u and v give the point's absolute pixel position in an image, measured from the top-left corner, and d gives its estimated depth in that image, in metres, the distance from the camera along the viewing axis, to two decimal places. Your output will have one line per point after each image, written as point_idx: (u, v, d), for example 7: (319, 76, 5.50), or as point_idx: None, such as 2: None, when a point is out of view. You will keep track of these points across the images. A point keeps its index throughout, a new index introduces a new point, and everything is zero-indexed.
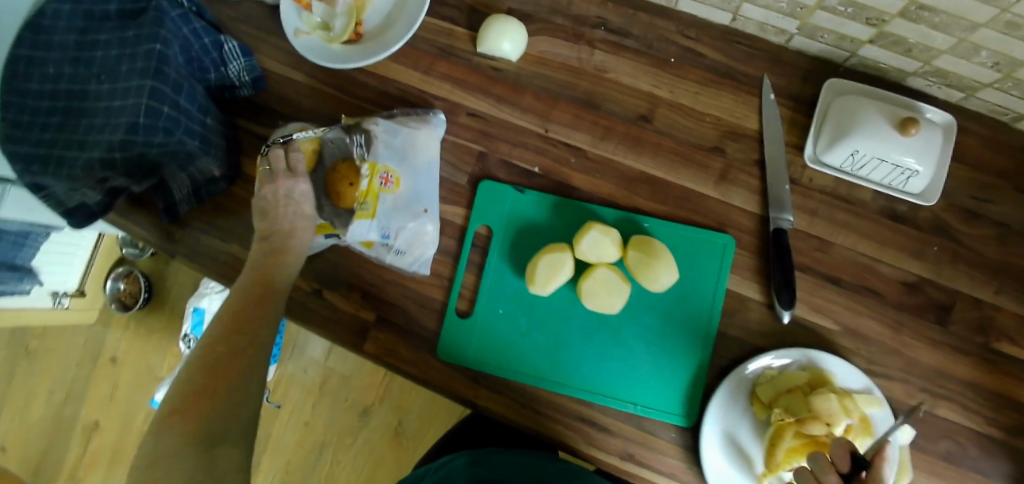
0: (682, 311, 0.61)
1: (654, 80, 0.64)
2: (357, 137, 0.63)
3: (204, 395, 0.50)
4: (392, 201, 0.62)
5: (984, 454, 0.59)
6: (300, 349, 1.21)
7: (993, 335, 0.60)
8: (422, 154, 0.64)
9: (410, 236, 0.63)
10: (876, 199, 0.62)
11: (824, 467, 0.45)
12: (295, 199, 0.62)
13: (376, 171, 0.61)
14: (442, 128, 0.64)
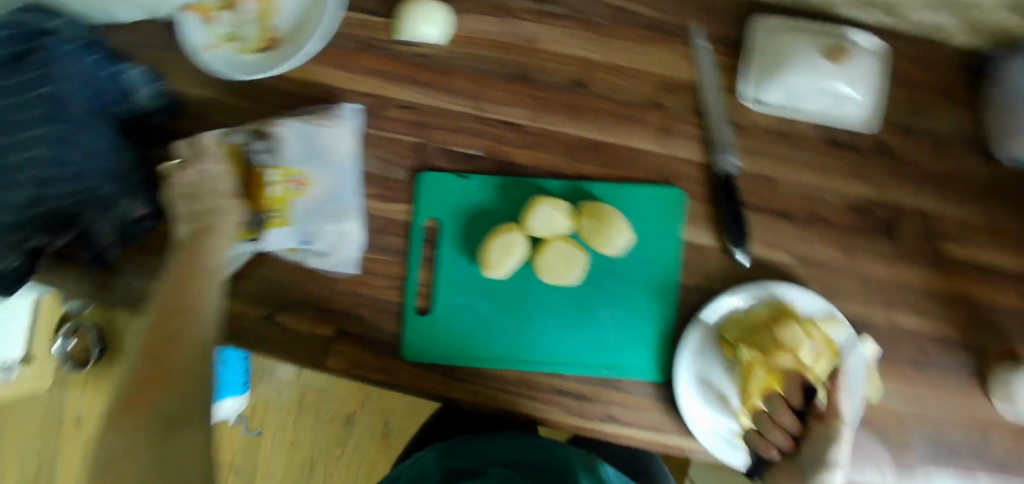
0: (640, 270, 0.61)
1: (587, 43, 0.62)
2: (262, 141, 0.63)
3: (147, 383, 0.41)
4: (305, 205, 0.65)
5: (945, 351, 0.64)
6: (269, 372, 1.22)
7: (940, 240, 0.63)
8: (332, 152, 0.63)
9: (329, 238, 0.63)
10: (819, 130, 0.62)
11: (778, 406, 0.55)
12: (215, 180, 0.55)
13: (287, 176, 0.64)
14: (353, 119, 0.63)
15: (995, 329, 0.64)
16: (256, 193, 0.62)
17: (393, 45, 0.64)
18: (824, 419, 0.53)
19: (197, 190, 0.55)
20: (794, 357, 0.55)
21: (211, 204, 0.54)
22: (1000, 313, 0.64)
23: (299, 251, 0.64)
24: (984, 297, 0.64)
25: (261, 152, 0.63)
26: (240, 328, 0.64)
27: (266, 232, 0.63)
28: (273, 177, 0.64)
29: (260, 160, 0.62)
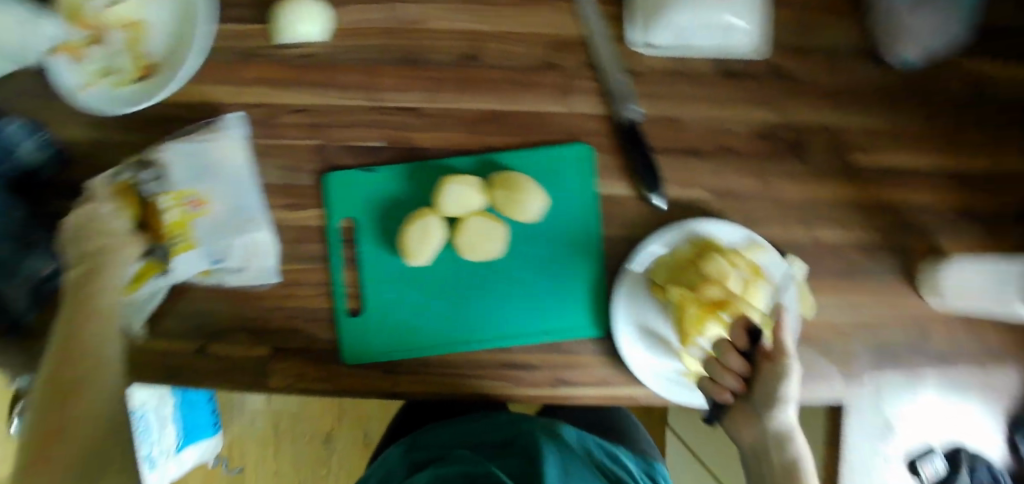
0: (563, 231, 0.62)
1: (470, 15, 0.61)
2: (148, 170, 0.60)
3: (43, 443, 0.44)
4: (207, 224, 0.62)
5: (872, 259, 0.64)
6: (236, 405, 1.20)
7: (847, 151, 0.64)
8: (225, 166, 0.62)
9: (241, 250, 0.61)
10: (712, 63, 0.62)
11: (724, 349, 0.54)
12: (105, 221, 0.54)
13: (180, 199, 0.61)
14: (239, 129, 0.62)
15: (918, 230, 0.65)
16: (151, 222, 0.59)
17: (276, 49, 0.62)
18: (772, 358, 0.53)
19: (85, 230, 0.53)
20: (721, 287, 0.57)
21: (102, 242, 0.53)
22: (920, 213, 0.65)
23: (214, 271, 0.62)
24: (901, 201, 0.65)
25: (149, 181, 0.60)
26: (175, 366, 0.62)
27: (172, 261, 0.60)
28: (164, 204, 0.60)
29: (150, 190, 0.60)
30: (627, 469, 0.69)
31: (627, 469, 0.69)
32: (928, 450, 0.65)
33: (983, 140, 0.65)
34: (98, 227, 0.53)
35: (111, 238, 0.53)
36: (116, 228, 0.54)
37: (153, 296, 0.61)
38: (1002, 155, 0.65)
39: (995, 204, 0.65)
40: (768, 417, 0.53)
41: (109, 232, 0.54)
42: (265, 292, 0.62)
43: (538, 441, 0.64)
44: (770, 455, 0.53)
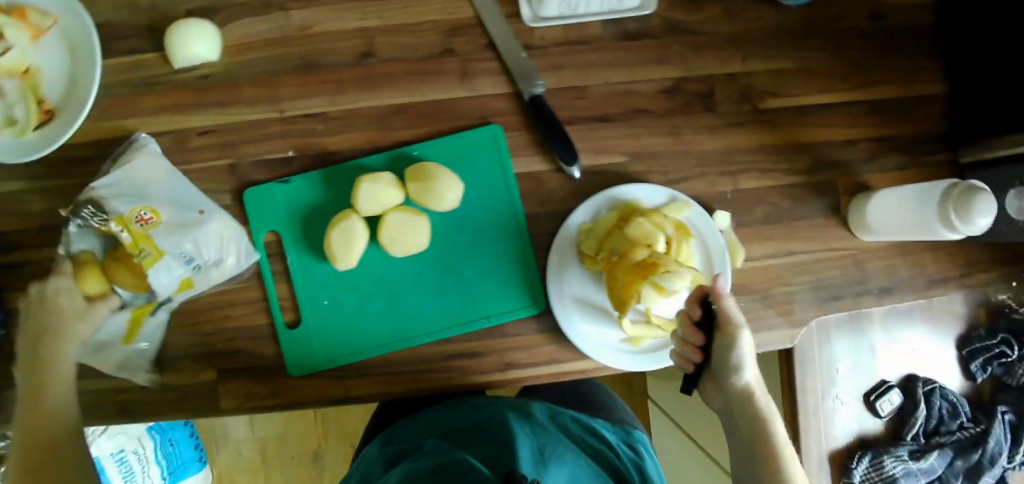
0: (488, 214, 0.61)
1: (359, 13, 0.61)
2: (86, 213, 0.57)
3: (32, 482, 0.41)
4: (167, 231, 0.58)
5: (799, 201, 0.64)
6: (222, 435, 1.20)
7: (757, 97, 0.64)
8: (155, 176, 0.59)
9: (213, 238, 0.59)
10: (606, 27, 0.62)
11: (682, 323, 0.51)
12: (55, 295, 0.51)
13: (127, 221, 0.56)
14: (152, 143, 0.60)
15: (839, 166, 0.65)
16: (117, 265, 0.57)
17: (174, 74, 0.61)
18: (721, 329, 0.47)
19: (38, 310, 0.51)
20: (648, 248, 0.55)
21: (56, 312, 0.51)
22: (839, 148, 0.65)
23: (195, 274, 0.59)
24: (818, 139, 0.65)
25: (97, 223, 0.57)
26: (128, 402, 0.62)
27: (149, 277, 0.57)
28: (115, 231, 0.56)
29: (99, 227, 0.57)
30: (604, 440, 0.65)
31: (605, 440, 0.65)
32: (886, 385, 0.65)
33: (890, 68, 0.66)
34: (52, 309, 0.51)
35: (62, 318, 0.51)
36: (70, 305, 0.52)
37: (154, 332, 0.61)
38: (908, 81, 0.66)
39: (908, 129, 0.66)
40: (729, 385, 0.49)
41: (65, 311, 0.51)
42: (201, 316, 0.61)
43: (507, 421, 0.59)
44: (737, 424, 0.49)
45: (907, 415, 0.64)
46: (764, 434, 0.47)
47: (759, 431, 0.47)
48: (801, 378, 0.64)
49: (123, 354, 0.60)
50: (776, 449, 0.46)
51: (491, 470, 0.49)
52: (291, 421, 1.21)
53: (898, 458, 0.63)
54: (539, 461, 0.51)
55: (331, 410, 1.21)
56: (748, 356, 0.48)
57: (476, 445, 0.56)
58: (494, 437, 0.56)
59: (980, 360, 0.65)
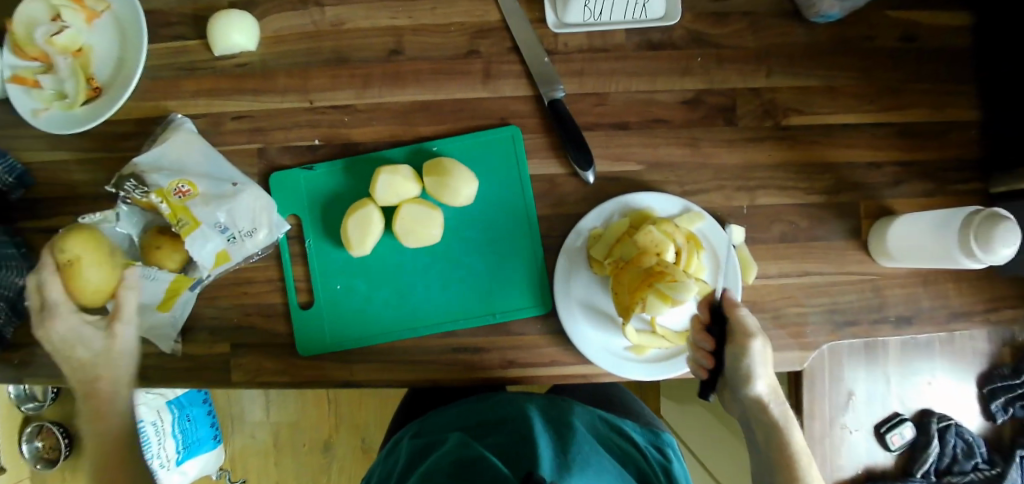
0: (501, 212, 0.62)
1: (390, 11, 0.63)
2: (128, 184, 0.59)
3: None
4: (203, 202, 0.59)
5: (819, 222, 0.63)
6: (238, 417, 1.23)
7: (780, 114, 0.63)
8: (195, 153, 0.61)
9: (249, 209, 0.60)
10: (630, 37, 0.63)
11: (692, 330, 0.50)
12: (69, 342, 0.51)
13: (166, 193, 0.58)
14: (190, 122, 0.63)
15: (864, 188, 0.63)
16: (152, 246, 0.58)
17: (214, 61, 0.65)
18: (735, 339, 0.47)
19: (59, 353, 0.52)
20: (658, 257, 0.54)
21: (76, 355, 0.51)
22: (865, 171, 0.63)
23: (231, 247, 0.60)
24: (843, 159, 0.63)
25: (137, 196, 0.58)
26: (147, 367, 0.65)
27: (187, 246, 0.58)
28: (155, 203, 0.58)
29: (137, 198, 0.59)
30: (631, 441, 0.65)
31: (633, 442, 0.66)
32: (899, 418, 0.63)
33: (922, 93, 0.64)
34: (76, 363, 0.51)
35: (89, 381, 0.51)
36: (89, 352, 0.52)
37: (190, 303, 0.63)
38: (940, 106, 0.64)
39: (938, 156, 0.64)
40: (742, 393, 0.48)
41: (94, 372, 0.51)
42: (219, 292, 0.64)
43: (529, 423, 0.61)
44: (753, 433, 0.48)
45: (919, 450, 0.62)
46: (778, 440, 0.46)
47: (775, 438, 0.46)
48: (810, 403, 0.62)
49: (157, 322, 0.62)
50: (795, 454, 0.46)
51: (511, 472, 0.50)
52: (304, 410, 1.23)
53: None
54: (560, 465, 0.52)
55: (343, 404, 1.22)
56: (762, 365, 0.47)
57: (498, 443, 0.57)
58: (516, 438, 0.57)
59: (1001, 399, 0.63)
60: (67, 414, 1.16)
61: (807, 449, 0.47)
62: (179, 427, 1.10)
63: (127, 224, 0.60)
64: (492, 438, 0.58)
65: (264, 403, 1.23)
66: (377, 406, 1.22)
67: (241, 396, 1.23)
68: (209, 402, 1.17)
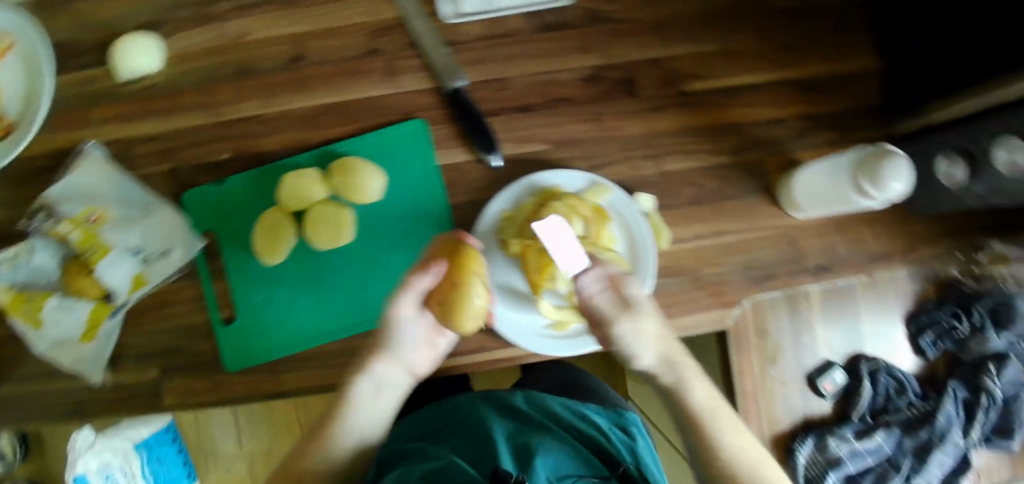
0: (413, 205, 0.63)
1: (288, 20, 0.63)
2: (40, 216, 0.60)
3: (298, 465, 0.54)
4: (116, 227, 0.60)
5: (727, 182, 0.64)
6: (211, 451, 1.22)
7: (681, 81, 0.64)
8: (100, 178, 0.62)
9: (159, 231, 0.61)
10: (527, 20, 0.63)
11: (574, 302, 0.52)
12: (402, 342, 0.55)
13: (77, 221, 0.59)
14: (100, 148, 0.63)
15: (770, 144, 0.64)
16: (73, 277, 0.60)
17: (119, 87, 0.64)
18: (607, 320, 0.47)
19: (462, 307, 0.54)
20: None
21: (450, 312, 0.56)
22: (771, 127, 0.64)
23: (146, 269, 0.62)
24: (746, 118, 0.64)
25: (47, 226, 0.60)
26: (81, 399, 0.65)
27: (100, 272, 0.58)
28: (65, 230, 0.59)
29: (49, 229, 0.60)
30: (595, 425, 0.68)
31: (596, 425, 0.69)
32: (829, 364, 0.63)
33: (821, 46, 0.65)
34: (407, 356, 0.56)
35: (396, 357, 0.55)
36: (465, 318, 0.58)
37: (114, 330, 0.64)
38: (840, 57, 0.65)
39: (843, 105, 0.64)
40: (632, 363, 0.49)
41: (407, 350, 0.55)
42: (142, 316, 0.64)
43: (493, 422, 0.65)
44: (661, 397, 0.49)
45: (852, 395, 0.63)
46: (678, 406, 0.46)
47: (675, 404, 0.46)
48: (737, 362, 0.64)
49: (83, 351, 0.63)
50: (703, 412, 0.45)
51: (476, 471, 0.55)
52: (276, 437, 1.22)
53: (843, 439, 0.62)
54: (522, 459, 0.56)
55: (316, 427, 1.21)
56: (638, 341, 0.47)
57: (467, 444, 0.62)
58: (479, 439, 0.61)
59: (929, 335, 0.63)
60: (43, 469, 1.14)
61: (711, 398, 0.46)
62: (151, 468, 1.10)
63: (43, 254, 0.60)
64: (460, 442, 0.62)
65: (236, 435, 1.22)
66: None
67: (212, 429, 1.21)
68: (178, 440, 1.15)
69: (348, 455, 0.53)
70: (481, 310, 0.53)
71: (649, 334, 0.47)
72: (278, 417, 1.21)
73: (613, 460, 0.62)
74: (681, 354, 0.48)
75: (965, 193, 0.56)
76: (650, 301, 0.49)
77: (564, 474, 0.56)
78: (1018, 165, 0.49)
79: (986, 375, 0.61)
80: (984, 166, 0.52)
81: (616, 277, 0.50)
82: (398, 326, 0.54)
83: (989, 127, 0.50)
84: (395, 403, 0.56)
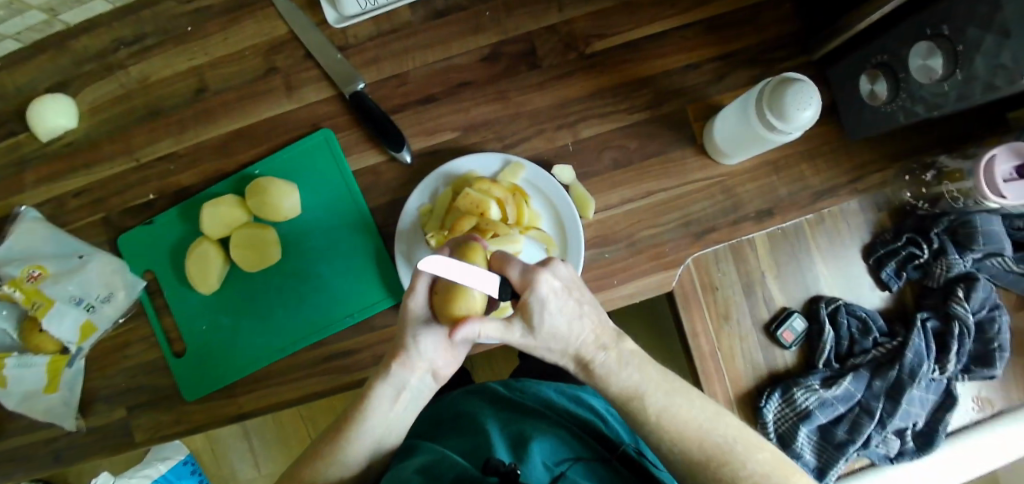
0: (336, 215, 0.63)
1: (186, 54, 0.64)
2: None
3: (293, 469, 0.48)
4: (56, 280, 0.62)
5: (650, 138, 0.61)
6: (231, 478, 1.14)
7: (583, 43, 0.61)
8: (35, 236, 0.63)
9: (100, 277, 0.63)
10: (415, 10, 0.62)
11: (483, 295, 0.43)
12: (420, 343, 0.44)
13: (18, 281, 0.61)
14: (35, 211, 0.66)
15: (688, 92, 0.61)
16: (28, 335, 0.62)
17: (44, 148, 0.67)
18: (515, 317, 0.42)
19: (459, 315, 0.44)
20: (477, 218, 0.54)
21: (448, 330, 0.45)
22: (685, 73, 0.61)
23: (93, 314, 0.63)
24: (657, 70, 0.61)
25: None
26: (58, 449, 0.67)
27: (47, 325, 0.60)
28: (9, 292, 0.60)
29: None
30: (592, 410, 0.56)
31: (593, 410, 0.57)
32: (788, 312, 0.61)
33: None
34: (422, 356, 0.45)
35: (418, 358, 0.45)
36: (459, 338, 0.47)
37: (76, 379, 0.65)
38: None
39: (756, 40, 0.61)
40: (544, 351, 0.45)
41: (428, 348, 0.45)
42: (104, 362, 0.66)
43: (481, 412, 0.52)
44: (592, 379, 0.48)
45: (815, 341, 0.60)
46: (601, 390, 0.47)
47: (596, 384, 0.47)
48: (689, 323, 0.61)
49: (49, 404, 0.64)
50: (637, 389, 0.46)
51: (467, 463, 0.43)
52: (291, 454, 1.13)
53: (810, 389, 0.59)
54: (518, 447, 0.45)
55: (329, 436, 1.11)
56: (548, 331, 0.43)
57: (451, 438, 0.49)
58: (469, 430, 0.49)
59: (891, 266, 0.60)
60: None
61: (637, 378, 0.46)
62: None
63: None
64: (444, 439, 0.49)
65: (252, 457, 1.14)
66: None
67: (230, 459, 1.14)
68: (199, 471, 1.12)
69: (361, 465, 0.46)
70: (472, 303, 0.42)
71: (557, 331, 0.44)
72: (290, 437, 1.12)
73: (611, 442, 0.51)
74: (608, 337, 0.46)
75: (894, 111, 0.51)
76: (571, 288, 0.43)
77: (564, 459, 0.45)
78: (935, 71, 0.45)
79: (955, 302, 0.59)
80: (903, 78, 0.48)
81: (528, 273, 0.41)
82: (417, 316, 0.44)
83: (901, 34, 0.48)
84: (418, 408, 0.48)
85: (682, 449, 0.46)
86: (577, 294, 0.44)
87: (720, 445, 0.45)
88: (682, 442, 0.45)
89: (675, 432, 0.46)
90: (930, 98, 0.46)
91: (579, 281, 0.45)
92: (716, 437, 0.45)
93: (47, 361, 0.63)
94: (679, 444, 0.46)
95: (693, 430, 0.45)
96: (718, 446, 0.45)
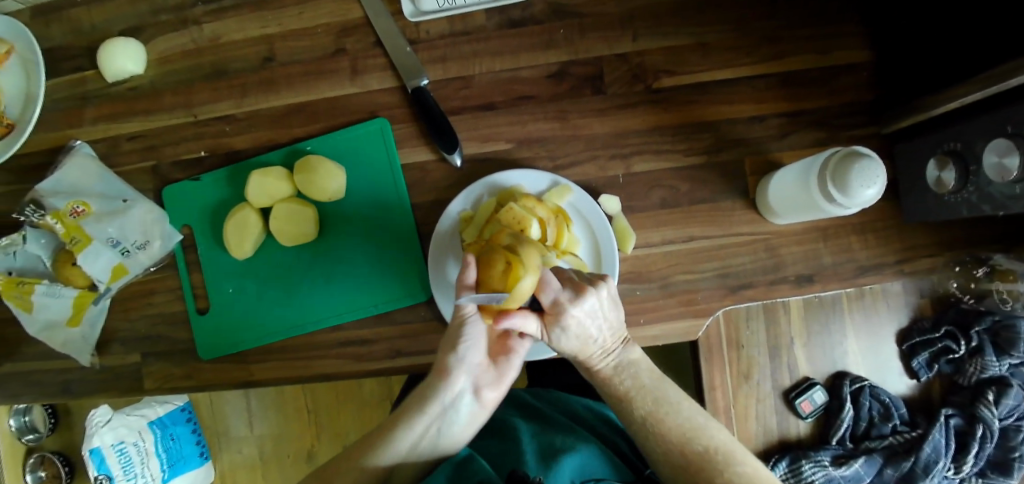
0: (377, 204, 0.63)
1: (260, 21, 0.65)
2: (27, 209, 0.64)
3: None
4: (97, 220, 0.63)
5: (701, 184, 0.60)
6: (225, 433, 1.14)
7: (650, 76, 0.61)
8: (84, 175, 0.65)
9: (141, 224, 0.64)
10: (488, 16, 0.62)
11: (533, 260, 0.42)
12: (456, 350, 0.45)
13: (62, 214, 0.62)
14: (86, 146, 0.67)
15: (747, 144, 0.60)
16: (61, 266, 0.64)
17: (108, 88, 0.68)
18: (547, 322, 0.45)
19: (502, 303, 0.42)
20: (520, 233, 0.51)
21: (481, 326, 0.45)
22: (748, 125, 0.60)
23: (126, 259, 0.64)
24: (722, 116, 0.60)
25: (36, 219, 0.63)
26: (70, 380, 0.68)
27: (80, 262, 0.62)
28: (51, 223, 0.62)
29: (37, 222, 0.63)
30: (624, 434, 0.55)
31: (620, 430, 0.55)
32: (810, 383, 0.60)
33: (806, 37, 0.60)
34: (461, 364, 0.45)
35: (460, 368, 0.45)
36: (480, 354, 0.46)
37: (97, 317, 0.66)
38: (825, 51, 0.60)
39: (826, 104, 0.60)
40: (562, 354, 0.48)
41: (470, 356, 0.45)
42: (128, 304, 0.67)
43: (507, 417, 0.53)
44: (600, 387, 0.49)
45: (833, 416, 0.59)
46: (613, 393, 0.48)
47: (610, 391, 0.48)
48: (708, 374, 0.60)
49: (70, 335, 0.65)
50: (625, 394, 0.47)
51: (495, 471, 0.45)
52: (284, 422, 1.12)
53: (818, 464, 0.58)
54: (548, 455, 0.45)
55: (324, 413, 1.11)
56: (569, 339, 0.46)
57: (482, 441, 0.50)
58: (499, 436, 0.50)
59: (923, 355, 0.59)
60: (73, 445, 1.11)
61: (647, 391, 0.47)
62: (163, 446, 1.06)
63: (35, 245, 0.64)
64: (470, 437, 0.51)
65: (247, 415, 1.13)
66: (354, 412, 1.10)
67: (225, 414, 1.14)
68: (194, 420, 1.11)
69: (392, 465, 0.45)
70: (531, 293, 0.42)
71: (569, 347, 0.46)
72: (288, 404, 1.12)
73: (637, 463, 0.51)
74: (614, 345, 0.48)
75: (959, 202, 0.49)
76: (596, 314, 0.45)
77: (592, 477, 0.45)
78: (1009, 171, 0.42)
79: (983, 405, 0.58)
80: (974, 171, 0.46)
81: (558, 305, 0.44)
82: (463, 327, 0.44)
83: (979, 126, 0.46)
84: (456, 433, 0.46)
85: (664, 453, 0.45)
86: (601, 318, 0.46)
87: (699, 452, 0.44)
88: (666, 443, 0.45)
89: (657, 433, 0.46)
90: (998, 197, 0.44)
91: (610, 302, 0.46)
92: (698, 445, 0.44)
93: (76, 295, 0.64)
94: (660, 448, 0.45)
95: (673, 434, 0.45)
96: (698, 453, 0.44)
